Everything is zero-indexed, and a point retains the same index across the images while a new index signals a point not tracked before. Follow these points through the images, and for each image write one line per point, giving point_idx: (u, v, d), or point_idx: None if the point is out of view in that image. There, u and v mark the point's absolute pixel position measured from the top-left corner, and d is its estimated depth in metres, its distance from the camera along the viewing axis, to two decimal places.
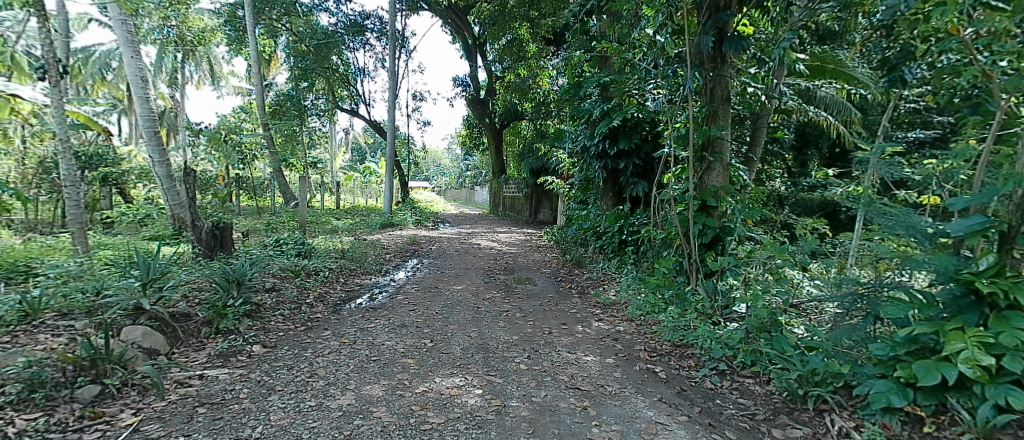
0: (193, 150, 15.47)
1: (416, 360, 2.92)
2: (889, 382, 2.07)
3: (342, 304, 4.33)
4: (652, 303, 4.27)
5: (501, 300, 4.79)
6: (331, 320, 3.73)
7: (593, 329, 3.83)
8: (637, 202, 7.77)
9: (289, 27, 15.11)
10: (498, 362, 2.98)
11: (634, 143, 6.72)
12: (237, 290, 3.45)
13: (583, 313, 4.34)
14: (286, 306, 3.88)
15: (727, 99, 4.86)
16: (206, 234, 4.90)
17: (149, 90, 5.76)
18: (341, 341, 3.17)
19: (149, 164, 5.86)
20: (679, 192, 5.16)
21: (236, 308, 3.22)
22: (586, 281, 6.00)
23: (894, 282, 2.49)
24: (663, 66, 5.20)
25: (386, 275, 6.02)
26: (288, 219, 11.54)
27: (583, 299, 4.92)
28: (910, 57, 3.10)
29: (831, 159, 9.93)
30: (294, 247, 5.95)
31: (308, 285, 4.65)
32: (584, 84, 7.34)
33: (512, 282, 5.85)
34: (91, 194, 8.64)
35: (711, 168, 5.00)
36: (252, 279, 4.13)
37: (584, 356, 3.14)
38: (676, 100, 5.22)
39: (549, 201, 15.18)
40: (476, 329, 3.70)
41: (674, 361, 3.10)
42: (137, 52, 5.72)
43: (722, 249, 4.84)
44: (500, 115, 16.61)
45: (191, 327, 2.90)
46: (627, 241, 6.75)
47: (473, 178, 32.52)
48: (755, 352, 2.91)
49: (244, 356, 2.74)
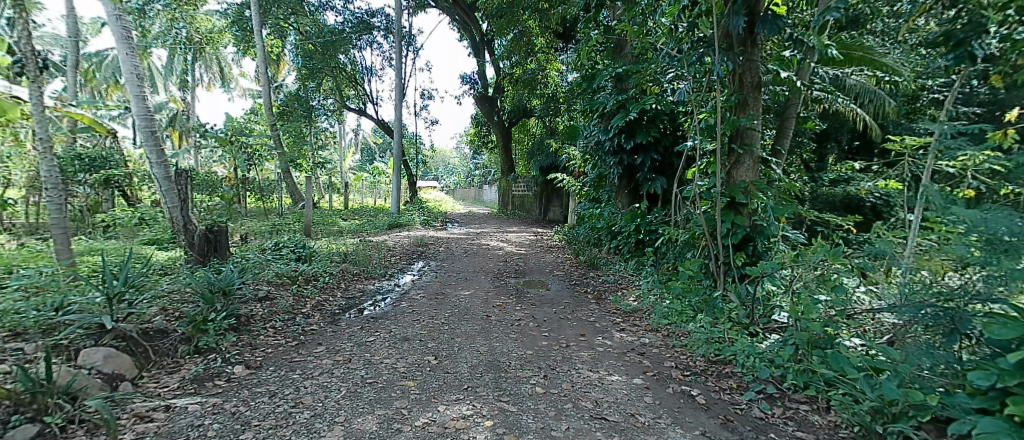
0: (201, 152, 15.39)
1: (418, 382, 2.59)
2: (998, 422, 1.68)
3: (341, 313, 4.01)
4: (679, 311, 3.88)
5: (513, 307, 4.43)
6: (327, 332, 3.40)
7: (615, 340, 3.46)
8: (654, 199, 7.34)
9: (296, 26, 14.92)
10: (511, 384, 2.63)
11: (652, 137, 6.29)
12: (223, 302, 3.16)
13: (603, 322, 3.97)
14: (280, 317, 3.58)
15: (758, 86, 4.48)
16: (199, 239, 4.64)
17: (145, 88, 5.53)
18: (334, 359, 2.84)
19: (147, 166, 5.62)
20: (706, 188, 4.77)
21: (218, 323, 2.90)
22: (602, 284, 5.61)
23: (988, 292, 2.09)
24: (686, 52, 4.80)
25: (391, 280, 5.69)
26: (293, 220, 11.29)
27: (601, 306, 4.54)
28: (981, 30, 2.68)
29: (853, 152, 9.43)
30: (295, 250, 5.67)
31: (306, 293, 4.35)
32: (597, 75, 6.95)
33: (523, 286, 5.48)
34: (93, 197, 8.45)
35: (739, 162, 4.62)
36: (245, 287, 3.84)
37: (608, 376, 2.77)
38: (701, 88, 4.82)
39: (559, 200, 14.75)
40: (485, 342, 3.35)
41: (713, 381, 2.72)
42: (132, 47, 5.45)
43: (754, 250, 4.45)
44: (509, 112, 16.28)
45: (166, 345, 2.59)
46: (645, 241, 6.35)
47: (482, 178, 32.15)
48: (808, 372, 2.53)
49: (223, 380, 2.42)
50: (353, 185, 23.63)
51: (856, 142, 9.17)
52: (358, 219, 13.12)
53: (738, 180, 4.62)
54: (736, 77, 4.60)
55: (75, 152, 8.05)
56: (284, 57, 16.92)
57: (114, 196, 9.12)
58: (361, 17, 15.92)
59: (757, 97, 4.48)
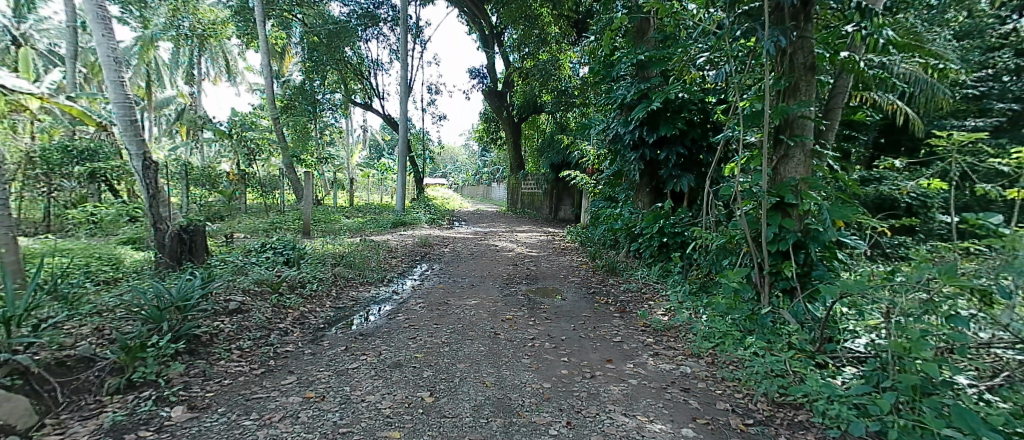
0: (203, 146, 14.98)
1: (406, 432, 2.03)
2: None
3: (325, 330, 3.45)
4: (724, 332, 3.27)
5: (525, 322, 3.83)
6: (305, 355, 2.86)
7: (650, 368, 2.89)
8: (679, 198, 6.66)
9: (301, 18, 14.38)
10: (524, 436, 2.06)
11: (678, 128, 5.64)
12: (174, 319, 2.63)
13: (632, 343, 3.38)
14: (249, 335, 3.03)
15: (812, 66, 3.87)
16: (171, 240, 4.12)
17: (123, 73, 5.02)
18: (304, 396, 2.29)
19: (125, 158, 5.09)
20: (747, 186, 4.14)
21: (162, 348, 2.38)
22: (624, 295, 5.00)
23: None
24: (725, 29, 4.17)
25: (389, 286, 5.13)
26: (293, 218, 10.84)
27: (626, 321, 3.95)
28: None
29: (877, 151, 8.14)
30: (284, 253, 5.15)
31: (286, 304, 3.79)
32: (617, 62, 6.33)
33: (536, 295, 4.89)
34: (80, 192, 8.02)
35: (788, 156, 3.99)
36: (211, 299, 3.29)
37: (648, 425, 2.20)
38: (744, 71, 4.18)
39: (570, 198, 14.11)
40: (492, 370, 2.77)
41: (787, 436, 2.16)
42: (109, 30, 4.97)
43: (807, 259, 3.83)
44: (519, 108, 15.67)
45: (88, 380, 2.10)
46: (670, 245, 5.75)
47: (492, 175, 31.71)
48: (916, 429, 1.97)
49: (150, 430, 1.90)
50: (359, 181, 23.19)
51: (882, 138, 7.99)
52: (360, 217, 12.68)
53: (788, 177, 3.99)
54: (784, 58, 3.99)
55: (64, 145, 7.64)
56: (289, 50, 16.50)
57: (102, 190, 8.67)
58: (368, 8, 15.37)
59: (810, 81, 3.87)
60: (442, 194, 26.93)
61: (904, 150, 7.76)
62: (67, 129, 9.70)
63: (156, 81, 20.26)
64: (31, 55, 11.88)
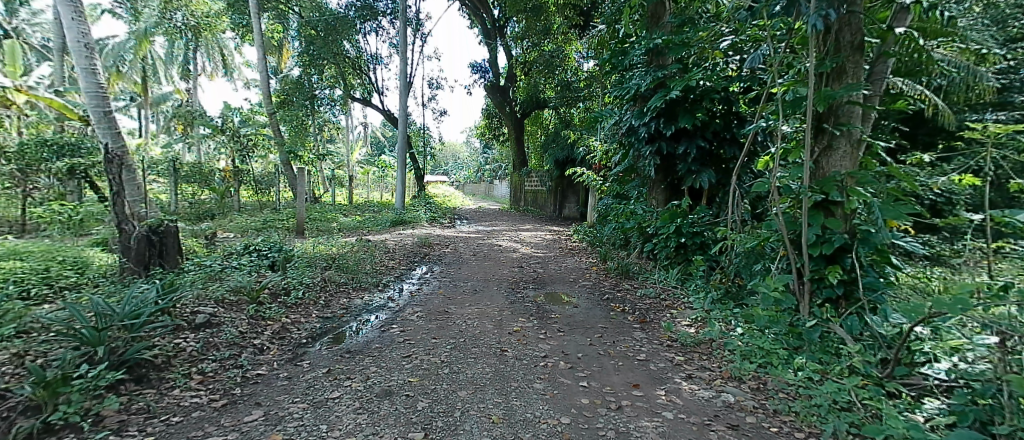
0: (197, 142, 14.55)
1: None
2: None
3: (307, 346, 3.01)
4: (768, 351, 2.82)
5: (535, 335, 3.39)
6: (278, 381, 2.42)
7: (687, 396, 2.45)
8: (697, 195, 6.18)
9: (299, 10, 13.91)
10: None
11: (699, 119, 5.18)
12: (121, 340, 2.22)
13: (660, 362, 2.94)
14: (215, 355, 2.59)
15: (861, 45, 3.40)
16: (138, 242, 3.70)
17: (96, 61, 4.56)
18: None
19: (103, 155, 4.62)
20: (785, 182, 3.69)
21: (96, 379, 1.97)
22: (642, 302, 4.55)
23: None
24: (761, 5, 3.69)
25: (384, 292, 4.68)
26: (287, 216, 10.43)
27: (649, 333, 3.51)
28: None
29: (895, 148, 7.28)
30: (269, 257, 4.73)
31: (265, 316, 3.34)
32: (631, 49, 5.86)
33: (546, 302, 4.44)
34: (58, 189, 7.58)
35: (832, 147, 3.53)
36: (175, 312, 2.86)
37: None
38: (782, 52, 3.72)
39: (575, 195, 13.77)
40: (500, 400, 2.33)
41: None
42: (79, 16, 4.54)
43: (854, 263, 3.36)
44: (522, 103, 15.18)
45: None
46: (688, 246, 5.30)
47: (495, 172, 31.33)
48: None
49: None
50: (359, 178, 22.76)
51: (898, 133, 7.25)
52: (358, 215, 12.24)
53: (832, 171, 3.54)
54: (828, 37, 3.54)
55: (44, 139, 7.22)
56: (287, 44, 16.04)
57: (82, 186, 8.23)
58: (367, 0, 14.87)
59: (858, 63, 3.42)
60: (442, 191, 26.59)
61: (920, 146, 6.99)
62: (56, 124, 9.26)
63: (151, 77, 19.83)
64: (18, 48, 11.44)
